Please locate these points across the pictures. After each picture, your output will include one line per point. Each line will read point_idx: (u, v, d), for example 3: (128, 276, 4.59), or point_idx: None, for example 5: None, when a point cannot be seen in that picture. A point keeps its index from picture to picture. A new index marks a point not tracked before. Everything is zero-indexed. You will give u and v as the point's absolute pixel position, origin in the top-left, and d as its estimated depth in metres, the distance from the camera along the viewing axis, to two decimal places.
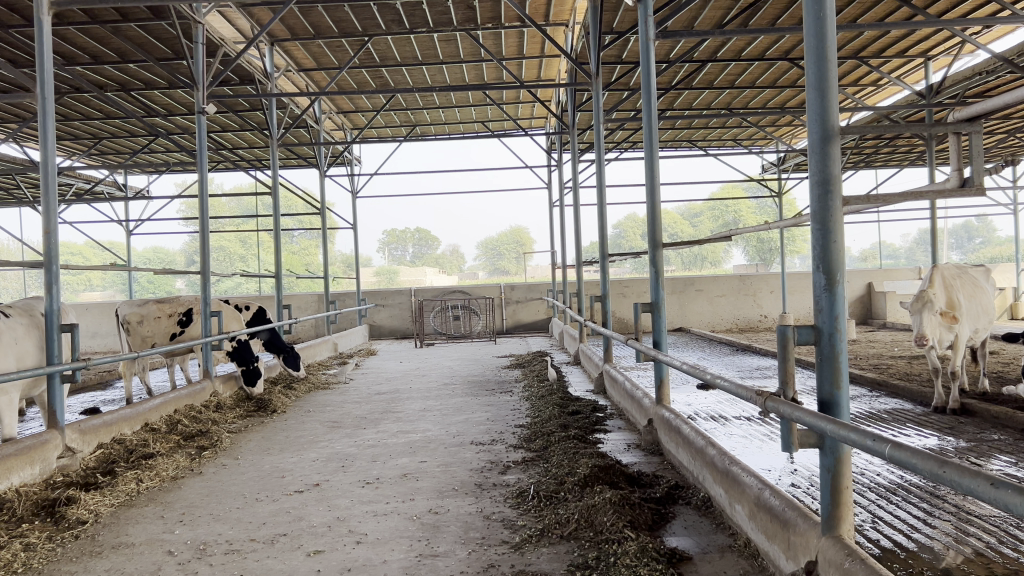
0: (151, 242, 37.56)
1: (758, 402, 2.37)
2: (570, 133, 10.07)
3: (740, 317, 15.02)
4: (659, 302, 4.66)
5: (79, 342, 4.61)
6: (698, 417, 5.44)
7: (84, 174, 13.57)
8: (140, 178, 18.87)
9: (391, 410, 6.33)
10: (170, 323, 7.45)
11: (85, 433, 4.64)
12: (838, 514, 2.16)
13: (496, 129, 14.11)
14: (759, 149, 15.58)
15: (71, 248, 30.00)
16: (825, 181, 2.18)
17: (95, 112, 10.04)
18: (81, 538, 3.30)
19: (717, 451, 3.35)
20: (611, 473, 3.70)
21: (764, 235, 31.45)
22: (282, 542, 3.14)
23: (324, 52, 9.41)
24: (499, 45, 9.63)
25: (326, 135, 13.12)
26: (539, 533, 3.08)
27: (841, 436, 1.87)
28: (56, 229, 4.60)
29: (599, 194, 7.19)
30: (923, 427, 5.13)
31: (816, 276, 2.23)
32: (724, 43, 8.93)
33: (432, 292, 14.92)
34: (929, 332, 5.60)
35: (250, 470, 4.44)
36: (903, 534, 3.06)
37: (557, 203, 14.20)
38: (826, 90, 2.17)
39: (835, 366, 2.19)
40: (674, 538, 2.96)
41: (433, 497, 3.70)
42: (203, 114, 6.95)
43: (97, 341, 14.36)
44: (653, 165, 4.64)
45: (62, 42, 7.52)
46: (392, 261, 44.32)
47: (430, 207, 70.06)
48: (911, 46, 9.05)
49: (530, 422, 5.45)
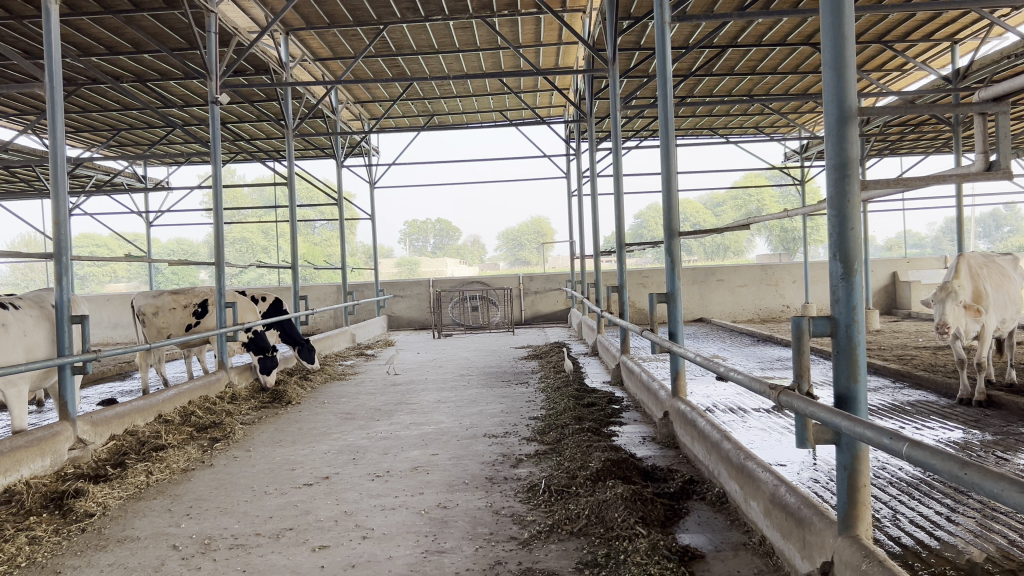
0: (174, 235, 37.88)
1: (772, 395, 2.27)
2: (588, 120, 9.94)
3: (762, 307, 14.86)
4: (674, 292, 4.55)
5: (90, 333, 4.58)
6: (717, 409, 5.34)
7: (103, 165, 13.66)
8: (160, 169, 19.00)
9: (406, 402, 6.29)
10: (185, 314, 7.45)
11: (97, 426, 4.63)
12: (856, 514, 2.07)
13: (515, 118, 14.02)
14: (781, 136, 15.39)
15: (96, 240, 30.39)
16: (843, 163, 2.07)
17: (112, 104, 10.07)
18: (87, 531, 3.27)
19: (733, 445, 3.26)
20: (624, 467, 3.63)
21: (786, 225, 31.21)
22: (287, 537, 3.09)
23: (340, 41, 9.37)
24: (515, 32, 9.53)
25: (344, 125, 13.10)
26: (549, 529, 3.00)
27: (858, 433, 1.78)
28: (66, 220, 4.58)
29: (617, 183, 7.08)
30: (947, 419, 5.00)
31: (832, 265, 2.13)
32: (745, 27, 8.76)
33: (451, 282, 14.90)
34: (953, 323, 5.45)
35: (261, 463, 4.41)
36: (924, 531, 2.94)
37: (575, 193, 14.09)
38: (844, 69, 2.07)
39: (852, 359, 2.08)
40: (686, 535, 2.87)
41: (443, 491, 3.64)
42: (215, 103, 6.90)
43: (118, 332, 14.47)
44: (667, 153, 4.54)
45: (76, 32, 7.51)
46: (413, 252, 44.39)
47: (450, 198, 70.16)
48: (937, 29, 8.84)
49: (545, 414, 5.38)
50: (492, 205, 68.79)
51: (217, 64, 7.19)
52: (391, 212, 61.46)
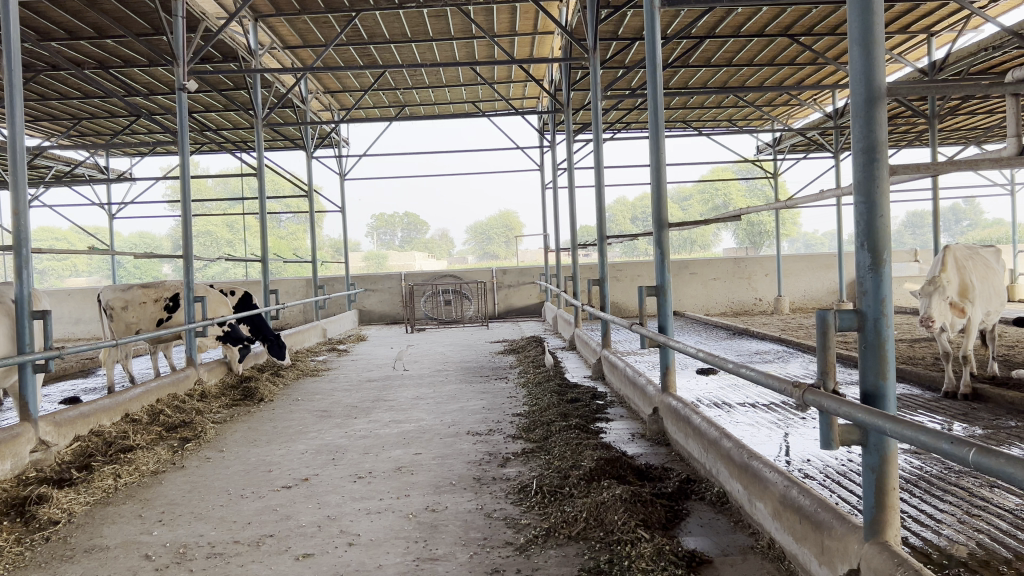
0: (136, 229, 37.12)
1: (795, 393, 2.13)
2: (565, 111, 9.70)
3: (735, 299, 14.88)
4: (664, 285, 4.42)
5: (53, 329, 4.34)
6: (702, 403, 5.26)
7: (63, 156, 13.25)
8: (122, 161, 18.48)
9: (384, 398, 6.11)
10: (156, 309, 7.18)
11: (60, 426, 4.41)
12: (884, 519, 1.95)
13: (489, 109, 13.84)
14: (754, 130, 15.39)
15: (56, 235, 29.71)
16: (871, 146, 1.96)
17: (73, 91, 9.71)
18: (52, 540, 3.08)
19: (733, 444, 3.14)
20: (618, 466, 3.50)
21: (754, 219, 31.54)
22: (268, 545, 2.91)
23: (310, 28, 9.12)
24: (490, 21, 9.37)
25: (314, 116, 12.86)
26: (545, 533, 2.87)
27: (896, 432, 1.62)
28: (26, 210, 4.33)
29: (598, 173, 6.93)
30: (935, 413, 4.93)
31: (859, 255, 2.02)
32: (725, 17, 8.69)
33: (423, 275, 14.71)
34: (939, 316, 5.42)
35: (236, 464, 4.21)
36: (930, 530, 2.81)
37: (549, 184, 13.93)
38: (871, 46, 1.96)
39: (880, 355, 1.98)
40: (690, 538, 2.76)
41: (430, 492, 3.48)
42: (183, 91, 6.62)
43: (80, 328, 14.05)
44: (658, 145, 4.40)
45: (35, 16, 7.22)
46: (381, 246, 43.98)
47: (418, 192, 69.77)
48: (914, 21, 8.84)
49: (529, 411, 5.23)
50: (460, 197, 68.48)
51: (185, 50, 6.93)
52: (359, 205, 60.93)
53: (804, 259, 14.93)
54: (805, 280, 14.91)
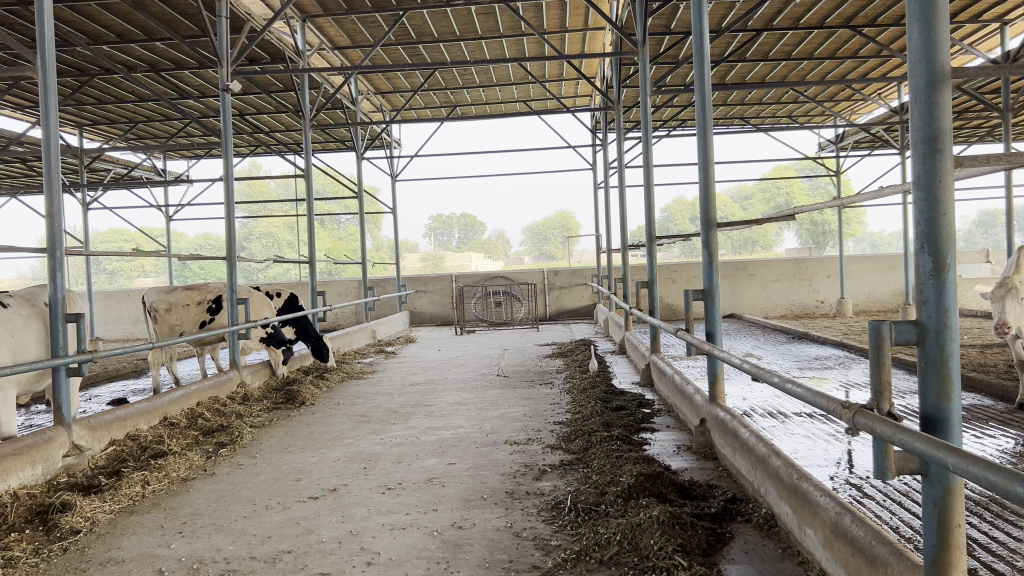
0: (200, 231, 38.01)
1: (845, 414, 1.89)
2: (616, 109, 9.36)
3: (795, 302, 14.43)
4: (712, 288, 4.16)
5: (86, 332, 4.29)
6: (755, 413, 4.97)
7: (123, 159, 13.52)
8: (181, 163, 18.79)
9: (424, 404, 5.97)
10: (199, 310, 7.18)
11: (95, 430, 4.37)
12: (950, 559, 1.72)
13: (542, 108, 13.65)
14: (816, 126, 14.91)
15: (125, 237, 30.66)
16: (932, 136, 1.73)
17: (127, 95, 9.87)
18: (69, 551, 2.99)
19: (783, 462, 2.90)
20: (659, 483, 3.29)
21: (817, 217, 30.83)
22: (284, 562, 2.78)
23: (359, 29, 9.09)
24: (539, 17, 9.19)
25: (365, 117, 12.90)
26: (575, 557, 2.68)
27: (963, 469, 1.37)
28: (60, 212, 4.27)
29: (646, 171, 6.67)
30: (1007, 426, 4.57)
31: (919, 259, 1.79)
32: (782, 9, 8.37)
33: (475, 277, 14.61)
34: (1012, 320, 5.08)
35: (266, 472, 4.11)
36: (1002, 561, 2.50)
37: (601, 184, 13.68)
38: (935, 22, 1.72)
39: (943, 373, 1.74)
40: (732, 567, 2.53)
41: (458, 507, 3.32)
42: (227, 91, 6.56)
43: (138, 328, 14.33)
44: (705, 141, 4.15)
45: (84, 20, 7.28)
46: (438, 246, 44.13)
47: (474, 192, 70.01)
48: (985, 10, 8.40)
49: (571, 419, 5.04)
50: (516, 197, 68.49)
51: (230, 51, 6.90)
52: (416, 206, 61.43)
53: (868, 260, 14.37)
54: (869, 282, 14.36)
